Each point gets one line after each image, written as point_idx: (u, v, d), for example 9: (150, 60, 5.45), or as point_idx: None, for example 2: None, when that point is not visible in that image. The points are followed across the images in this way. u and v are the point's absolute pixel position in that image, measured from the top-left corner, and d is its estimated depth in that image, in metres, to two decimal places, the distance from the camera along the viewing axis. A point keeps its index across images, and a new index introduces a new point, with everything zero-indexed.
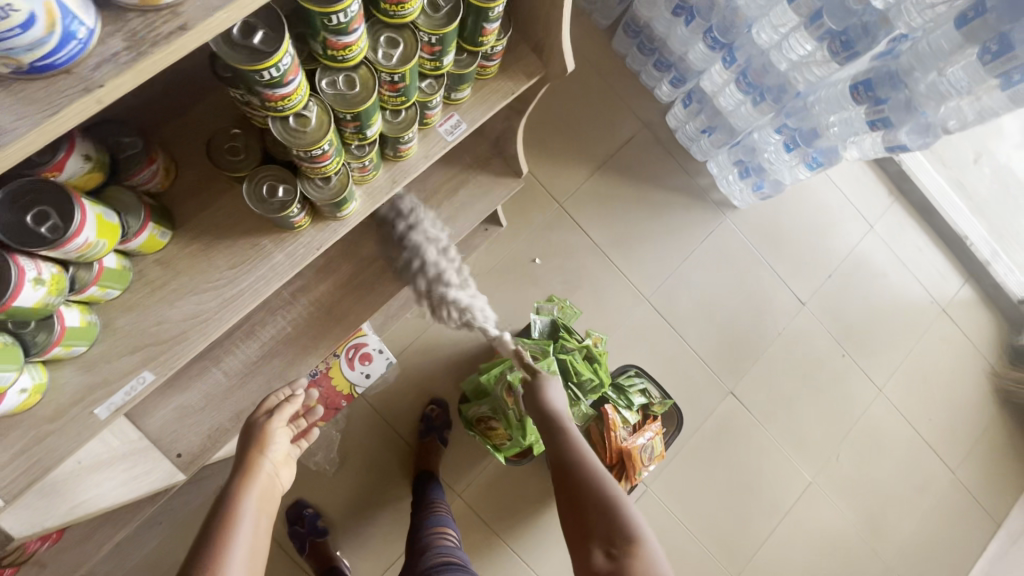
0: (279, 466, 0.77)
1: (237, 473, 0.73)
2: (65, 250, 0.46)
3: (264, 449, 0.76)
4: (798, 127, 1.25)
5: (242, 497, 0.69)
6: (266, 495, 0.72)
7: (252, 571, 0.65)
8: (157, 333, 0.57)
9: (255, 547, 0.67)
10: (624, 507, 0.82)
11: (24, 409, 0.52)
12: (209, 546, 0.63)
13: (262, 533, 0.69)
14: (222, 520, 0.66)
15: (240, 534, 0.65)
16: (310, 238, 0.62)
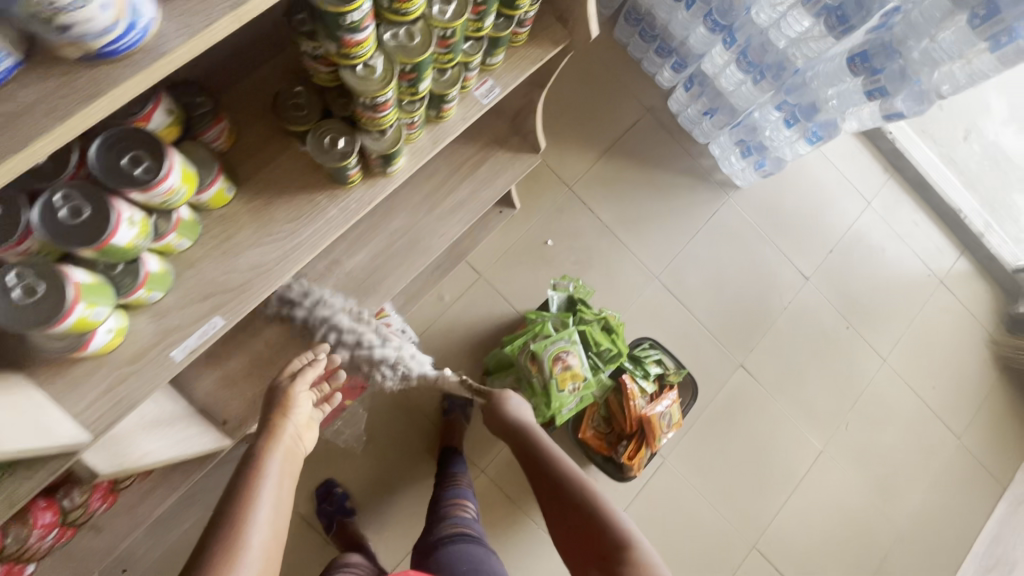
0: (301, 430, 0.81)
1: (262, 435, 0.77)
2: (152, 194, 0.50)
3: (288, 413, 0.80)
4: (797, 103, 1.31)
5: (267, 456, 0.73)
6: (289, 454, 0.75)
7: (278, 525, 0.67)
8: (226, 282, 0.61)
9: (281, 500, 0.70)
10: (611, 510, 0.82)
11: (107, 350, 0.56)
12: (239, 496, 0.66)
13: (287, 490, 0.72)
14: (249, 475, 0.69)
15: (266, 486, 0.69)
16: (360, 194, 0.67)
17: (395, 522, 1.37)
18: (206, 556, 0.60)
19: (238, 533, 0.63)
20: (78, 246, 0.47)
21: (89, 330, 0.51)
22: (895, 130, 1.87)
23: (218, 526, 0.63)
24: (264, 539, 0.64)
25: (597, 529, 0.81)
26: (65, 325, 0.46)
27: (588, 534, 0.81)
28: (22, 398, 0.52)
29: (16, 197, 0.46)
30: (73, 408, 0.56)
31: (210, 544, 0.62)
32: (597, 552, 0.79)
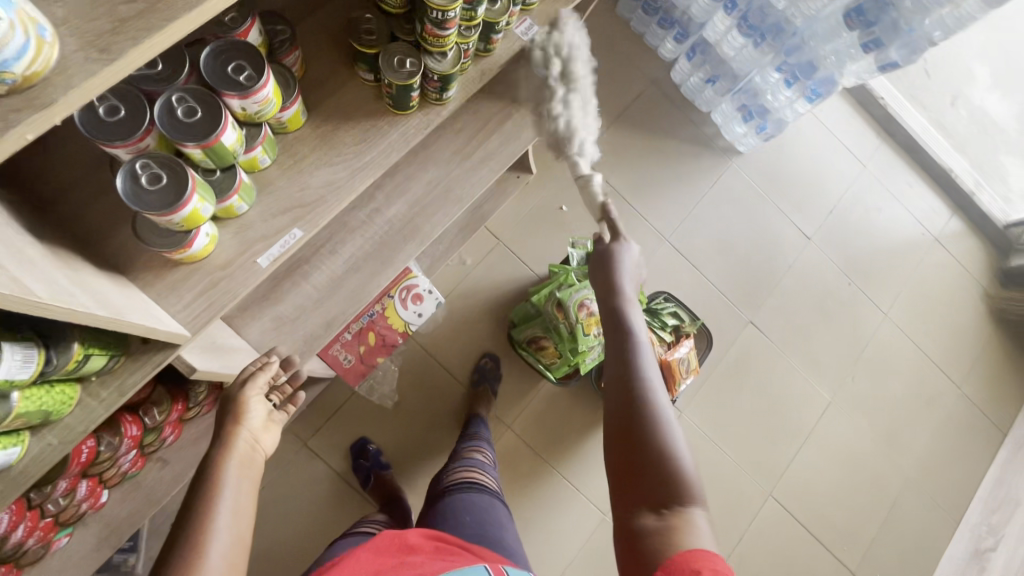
0: (261, 434, 0.70)
1: (216, 444, 0.66)
2: (250, 102, 0.56)
3: (241, 418, 0.69)
4: (797, 63, 1.39)
5: (221, 466, 0.62)
6: (246, 462, 0.65)
7: (241, 549, 0.58)
8: (302, 198, 0.67)
9: (241, 514, 0.60)
10: (685, 461, 0.65)
11: (201, 257, 0.62)
12: (191, 517, 0.57)
13: (249, 500, 0.62)
14: (203, 492, 0.59)
15: (223, 502, 0.59)
16: (417, 120, 0.73)
17: (428, 477, 1.42)
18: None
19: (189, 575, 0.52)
20: (190, 142, 0.53)
21: (194, 228, 0.57)
22: (886, 96, 1.96)
23: (174, 550, 0.54)
24: (223, 561, 0.55)
25: (659, 478, 0.63)
26: (181, 213, 0.52)
27: (646, 478, 0.64)
28: (133, 295, 0.57)
29: (136, 95, 0.51)
30: (172, 308, 0.61)
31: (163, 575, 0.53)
32: (650, 500, 0.63)
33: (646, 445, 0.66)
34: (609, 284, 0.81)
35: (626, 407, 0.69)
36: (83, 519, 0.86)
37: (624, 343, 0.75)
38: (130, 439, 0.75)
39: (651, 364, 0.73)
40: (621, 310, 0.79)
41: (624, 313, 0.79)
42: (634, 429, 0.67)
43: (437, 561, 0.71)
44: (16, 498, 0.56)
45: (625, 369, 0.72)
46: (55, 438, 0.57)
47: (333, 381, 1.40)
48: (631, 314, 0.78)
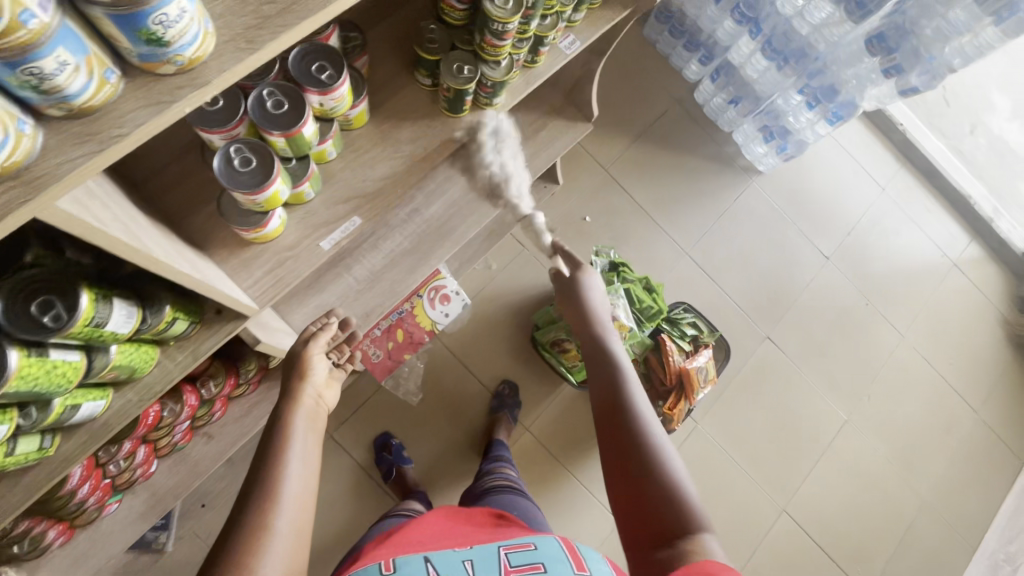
0: (321, 391, 0.76)
1: (283, 400, 0.71)
2: (328, 98, 0.62)
3: (305, 376, 0.75)
4: (819, 86, 1.45)
5: (291, 417, 0.68)
6: (313, 415, 0.71)
7: (309, 491, 0.63)
8: (362, 188, 0.73)
9: (309, 459, 0.65)
10: (679, 476, 0.67)
11: (263, 241, 0.68)
12: (267, 459, 0.63)
13: (315, 449, 0.67)
14: (276, 439, 0.65)
15: (294, 448, 0.64)
16: (468, 123, 0.79)
17: (447, 473, 1.46)
18: (246, 517, 0.58)
19: (265, 508, 0.58)
20: (276, 131, 0.59)
21: (271, 209, 0.63)
22: (905, 121, 2.00)
23: (254, 485, 0.60)
24: (297, 499, 0.61)
25: (657, 494, 0.66)
26: (264, 194, 0.58)
27: (645, 499, 0.66)
28: (212, 266, 0.63)
29: (235, 89, 0.58)
30: (244, 282, 0.67)
31: (245, 508, 0.58)
32: (654, 519, 0.64)
33: (638, 465, 0.69)
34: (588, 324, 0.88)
35: (616, 429, 0.73)
36: (132, 488, 0.91)
37: (607, 371, 0.80)
38: (189, 408, 0.81)
39: (638, 389, 0.77)
40: (603, 342, 0.85)
41: (604, 345, 0.85)
42: (629, 451, 0.70)
43: (506, 534, 0.70)
44: (100, 446, 0.61)
45: (613, 392, 0.77)
46: (134, 396, 0.62)
47: (360, 376, 1.45)
48: (613, 347, 0.84)
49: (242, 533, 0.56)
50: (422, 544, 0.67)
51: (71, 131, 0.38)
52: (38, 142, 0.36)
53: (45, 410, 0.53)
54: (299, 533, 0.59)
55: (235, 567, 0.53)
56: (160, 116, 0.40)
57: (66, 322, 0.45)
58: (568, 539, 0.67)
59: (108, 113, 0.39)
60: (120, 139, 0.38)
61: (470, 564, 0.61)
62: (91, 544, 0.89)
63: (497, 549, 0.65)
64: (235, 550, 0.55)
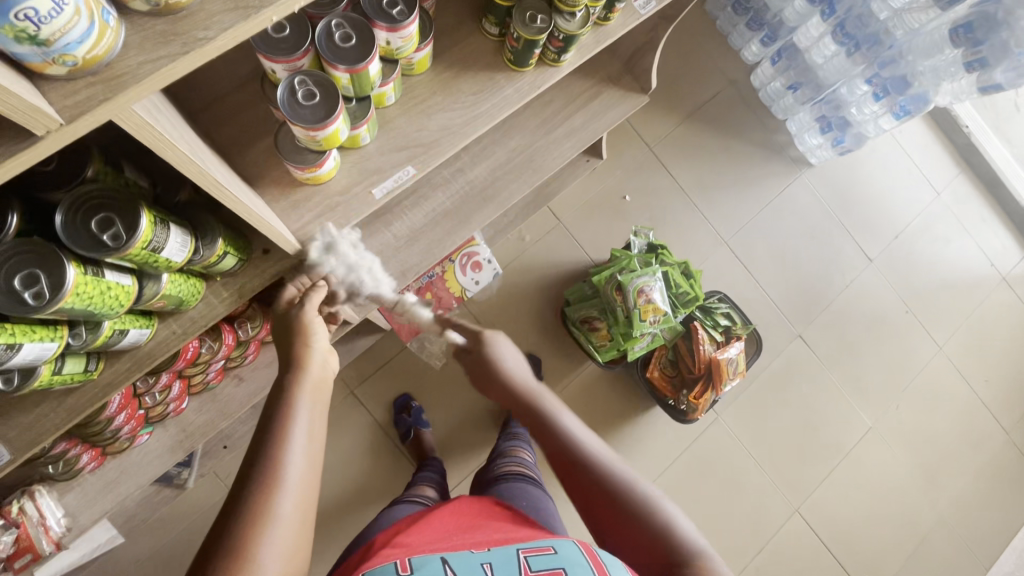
0: (327, 355, 0.71)
1: (289, 365, 0.67)
2: (397, 36, 0.59)
3: (309, 340, 0.70)
4: (889, 76, 1.39)
5: (297, 389, 0.64)
6: (318, 385, 0.67)
7: (313, 467, 0.60)
8: (419, 138, 0.70)
9: (314, 437, 0.62)
10: (664, 506, 0.65)
11: (317, 183, 0.66)
12: (273, 431, 0.59)
13: (319, 424, 0.64)
14: (281, 409, 0.61)
15: (299, 422, 0.61)
16: (532, 78, 0.75)
17: (463, 439, 1.46)
18: (248, 491, 0.54)
19: (270, 485, 0.55)
20: (341, 66, 0.56)
21: (328, 149, 0.61)
22: (971, 124, 1.90)
23: (258, 457, 0.57)
24: (302, 475, 0.58)
25: (651, 536, 0.63)
26: (325, 132, 0.56)
27: (640, 539, 0.63)
28: (262, 204, 0.61)
29: (302, 17, 0.55)
30: (293, 224, 0.65)
31: (248, 483, 0.55)
32: (657, 558, 0.62)
33: (620, 511, 0.65)
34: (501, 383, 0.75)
35: (580, 481, 0.67)
36: (162, 422, 0.92)
37: (548, 430, 0.71)
38: (226, 347, 0.80)
39: (584, 433, 0.70)
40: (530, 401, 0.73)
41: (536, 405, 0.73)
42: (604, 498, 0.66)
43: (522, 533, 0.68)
44: (141, 375, 0.61)
45: (561, 448, 0.69)
46: (177, 328, 0.61)
47: (386, 335, 1.45)
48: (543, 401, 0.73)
49: (245, 513, 0.53)
50: (437, 542, 0.64)
51: (154, 30, 0.36)
52: (120, 37, 0.35)
53: (94, 332, 0.51)
54: (303, 513, 0.56)
55: (236, 547, 0.51)
56: (245, 23, 0.37)
57: (124, 243, 0.44)
58: (588, 544, 0.65)
59: (194, 13, 0.37)
60: (204, 43, 0.36)
61: (489, 566, 0.59)
62: (119, 473, 0.90)
63: (516, 552, 0.62)
64: (236, 533, 0.52)
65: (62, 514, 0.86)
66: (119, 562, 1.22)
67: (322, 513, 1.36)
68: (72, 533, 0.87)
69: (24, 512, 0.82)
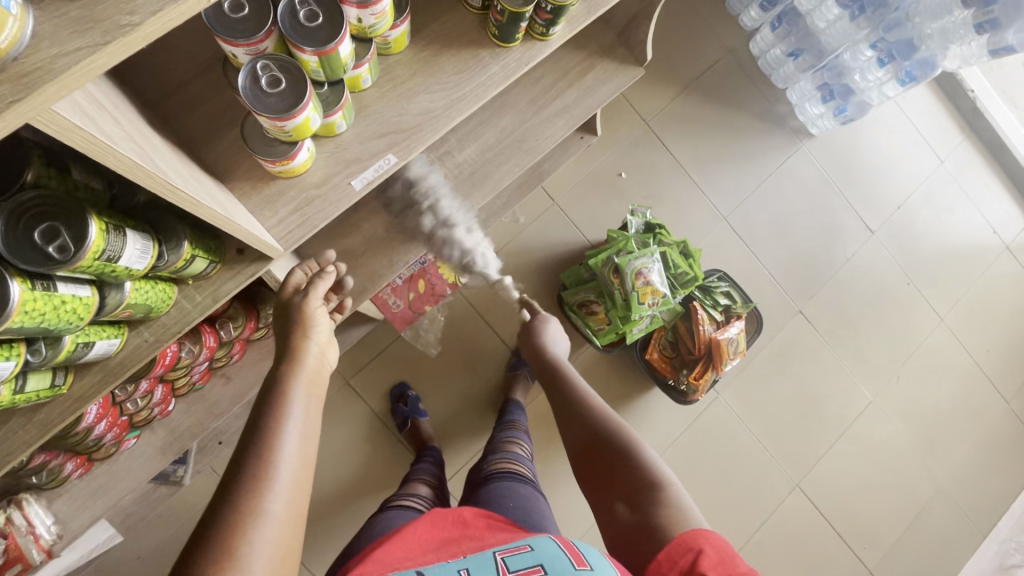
0: (325, 349, 0.70)
1: (283, 360, 0.66)
2: (368, 12, 0.54)
3: (308, 332, 0.69)
4: (895, 40, 1.34)
5: (291, 381, 0.62)
6: (314, 379, 0.65)
7: (306, 463, 0.57)
8: (400, 123, 0.65)
9: (309, 431, 0.60)
10: (645, 449, 0.79)
11: (292, 175, 0.61)
12: (265, 422, 0.57)
13: (316, 416, 0.62)
14: (274, 402, 0.59)
15: (293, 414, 0.59)
16: (520, 54, 0.70)
17: (461, 426, 1.44)
18: (236, 489, 0.52)
19: (259, 480, 0.52)
20: (308, 47, 0.51)
21: (299, 140, 0.56)
22: (977, 88, 1.84)
23: (248, 453, 0.55)
24: (294, 471, 0.55)
25: (629, 471, 0.76)
26: (294, 121, 0.52)
27: (618, 474, 0.77)
28: (233, 202, 0.57)
29: None
30: (268, 221, 0.61)
31: (238, 477, 0.53)
32: (626, 489, 0.75)
33: (607, 448, 0.81)
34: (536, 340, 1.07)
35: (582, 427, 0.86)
36: (149, 425, 0.89)
37: (564, 393, 0.93)
38: (208, 349, 0.77)
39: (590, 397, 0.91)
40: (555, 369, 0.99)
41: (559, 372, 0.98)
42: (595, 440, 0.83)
43: (497, 537, 0.67)
44: (114, 387, 0.58)
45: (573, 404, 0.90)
46: (150, 336, 0.58)
47: (379, 324, 1.42)
48: (565, 370, 0.98)
49: (232, 511, 0.50)
50: (412, 558, 0.63)
51: (69, 17, 0.32)
52: (29, 26, 0.30)
53: (54, 347, 0.48)
54: (295, 513, 0.54)
55: (221, 549, 0.48)
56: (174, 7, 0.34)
57: (73, 255, 0.40)
58: (564, 537, 0.65)
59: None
60: (130, 31, 0.33)
61: (466, 572, 0.58)
62: (109, 478, 0.88)
63: (493, 555, 0.61)
64: (221, 534, 0.49)
65: (52, 521, 0.84)
66: (118, 561, 1.21)
67: (322, 503, 1.36)
68: (63, 541, 0.84)
69: (12, 523, 0.79)
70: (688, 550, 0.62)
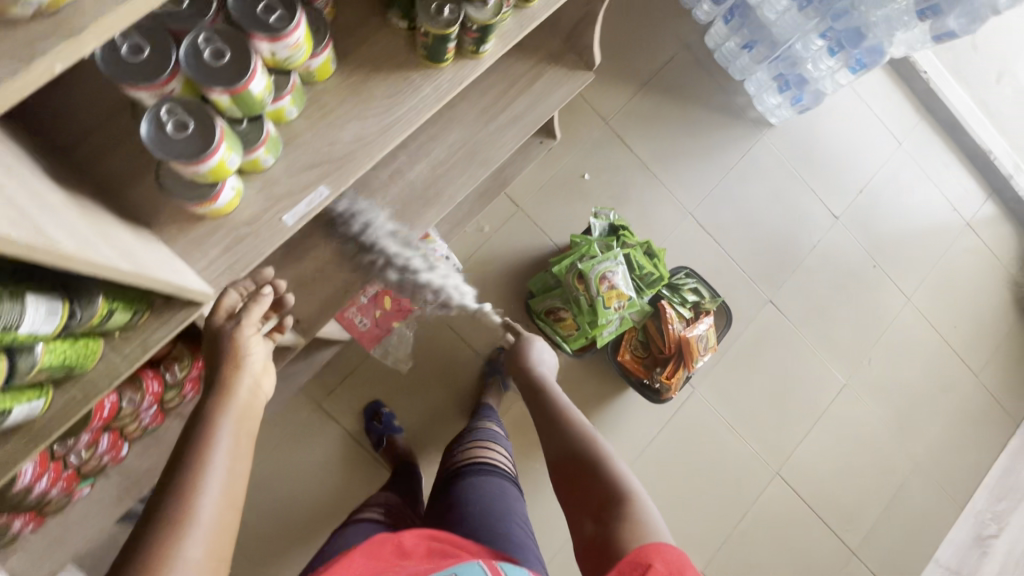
0: (259, 379, 0.68)
1: (213, 392, 0.63)
2: (279, 46, 0.52)
3: (239, 363, 0.67)
4: (843, 29, 1.37)
5: (218, 419, 0.60)
6: (246, 413, 0.63)
7: (230, 506, 0.55)
8: (331, 153, 0.63)
9: (237, 471, 0.58)
10: (620, 467, 0.80)
11: (221, 214, 0.59)
12: (186, 465, 0.55)
13: (245, 453, 0.60)
14: (198, 442, 0.57)
15: (218, 455, 0.57)
16: (452, 74, 0.68)
17: (437, 440, 1.43)
18: (149, 541, 0.50)
19: (175, 530, 0.50)
20: (218, 87, 0.49)
21: (220, 180, 0.54)
22: (930, 70, 1.86)
23: (165, 500, 0.52)
24: (216, 517, 0.53)
25: (599, 491, 0.77)
26: (208, 164, 0.50)
27: (591, 493, 0.78)
28: (154, 248, 0.54)
29: (164, 35, 0.48)
30: (197, 263, 0.59)
31: (153, 528, 0.50)
32: (596, 505, 0.76)
33: (583, 469, 0.82)
34: (526, 360, 1.05)
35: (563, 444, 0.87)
36: (103, 472, 0.87)
37: (548, 416, 0.93)
38: (152, 395, 0.75)
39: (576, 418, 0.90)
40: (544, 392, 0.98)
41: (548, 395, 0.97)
42: (574, 458, 0.84)
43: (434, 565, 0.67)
44: (42, 450, 0.55)
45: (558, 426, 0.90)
46: (78, 394, 0.55)
47: (347, 344, 1.40)
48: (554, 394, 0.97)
49: (143, 565, 0.48)
50: None
51: None
52: None
53: None
54: (215, 561, 0.52)
55: None
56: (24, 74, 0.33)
57: None
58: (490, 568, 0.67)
59: None
60: None
61: None
62: (64, 530, 0.85)
63: None
64: None
65: None
66: None
67: (300, 529, 1.34)
68: None
69: None
70: (637, 565, 0.61)
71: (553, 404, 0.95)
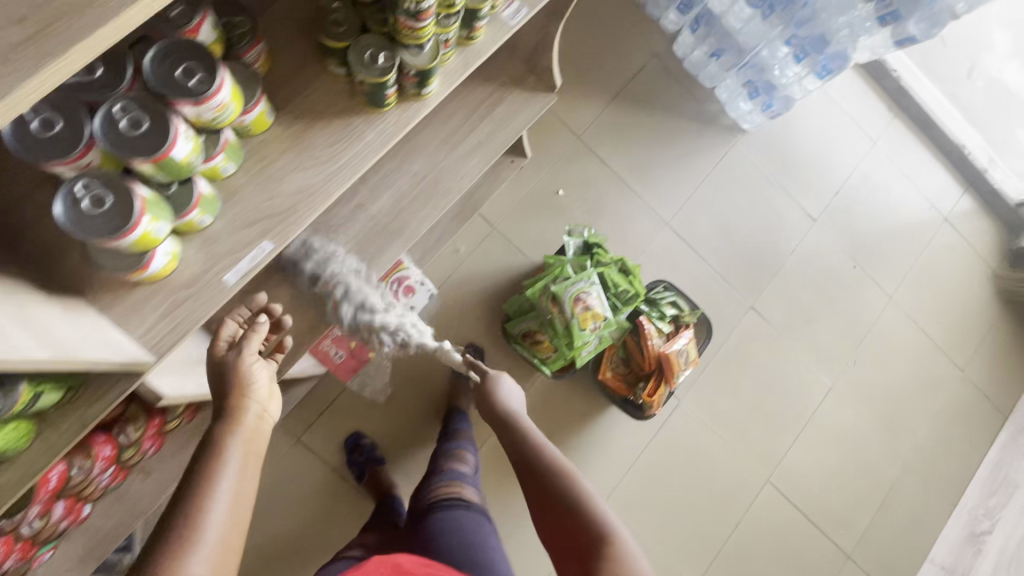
0: (265, 407, 0.66)
1: (219, 419, 0.62)
2: (205, 109, 0.52)
3: (246, 392, 0.65)
4: (807, 36, 1.36)
5: (224, 448, 0.59)
6: (252, 440, 0.62)
7: (231, 544, 0.54)
8: (272, 206, 0.62)
9: (242, 504, 0.56)
10: (598, 502, 0.78)
11: (162, 277, 0.58)
12: (189, 500, 0.54)
13: (251, 484, 0.59)
14: (201, 475, 0.56)
15: (222, 488, 0.55)
16: (396, 117, 0.67)
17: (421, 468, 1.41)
18: None
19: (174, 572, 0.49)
20: (140, 158, 0.49)
21: (150, 248, 0.53)
22: (900, 68, 1.88)
23: (164, 539, 0.51)
24: (215, 559, 0.52)
25: (580, 530, 0.75)
26: (130, 238, 0.49)
27: (572, 531, 0.76)
28: (87, 322, 0.52)
29: (77, 106, 0.47)
30: (136, 329, 0.56)
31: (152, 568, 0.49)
32: (579, 545, 0.74)
33: (561, 506, 0.79)
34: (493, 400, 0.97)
35: (538, 477, 0.83)
36: (66, 534, 0.84)
37: (519, 448, 0.89)
38: (103, 460, 0.74)
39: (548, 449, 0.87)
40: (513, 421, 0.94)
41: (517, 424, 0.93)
42: (549, 493, 0.81)
43: None
44: None
45: (531, 458, 0.86)
46: (16, 474, 0.53)
47: (324, 376, 1.37)
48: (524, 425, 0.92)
49: None
50: None
51: None
52: None
53: None
54: None
55: None
56: None
57: None
58: None
59: None
60: None
61: None
62: None
63: None
64: None
65: None
66: None
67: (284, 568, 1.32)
68: None
69: None
70: None
71: (523, 436, 0.90)
